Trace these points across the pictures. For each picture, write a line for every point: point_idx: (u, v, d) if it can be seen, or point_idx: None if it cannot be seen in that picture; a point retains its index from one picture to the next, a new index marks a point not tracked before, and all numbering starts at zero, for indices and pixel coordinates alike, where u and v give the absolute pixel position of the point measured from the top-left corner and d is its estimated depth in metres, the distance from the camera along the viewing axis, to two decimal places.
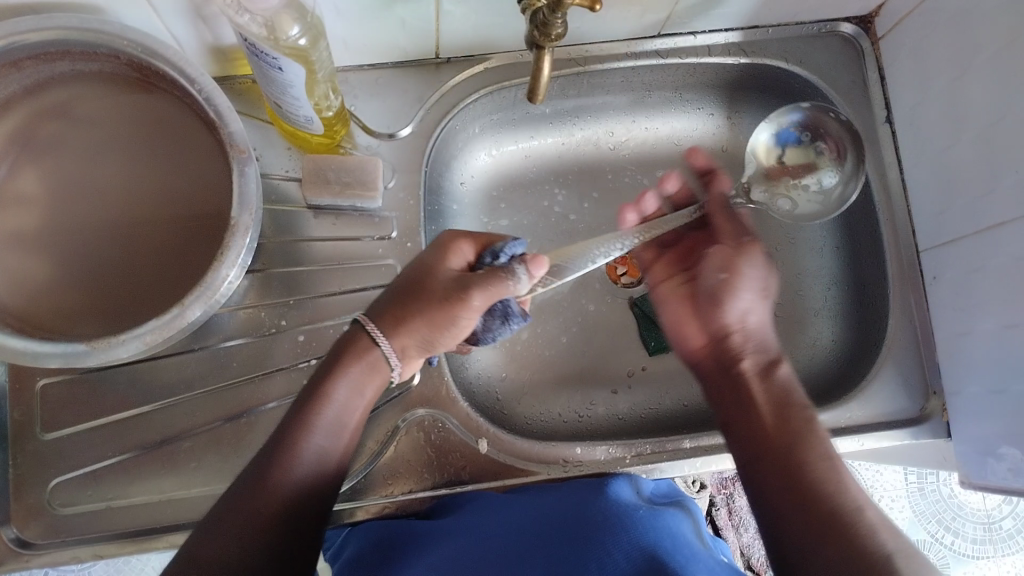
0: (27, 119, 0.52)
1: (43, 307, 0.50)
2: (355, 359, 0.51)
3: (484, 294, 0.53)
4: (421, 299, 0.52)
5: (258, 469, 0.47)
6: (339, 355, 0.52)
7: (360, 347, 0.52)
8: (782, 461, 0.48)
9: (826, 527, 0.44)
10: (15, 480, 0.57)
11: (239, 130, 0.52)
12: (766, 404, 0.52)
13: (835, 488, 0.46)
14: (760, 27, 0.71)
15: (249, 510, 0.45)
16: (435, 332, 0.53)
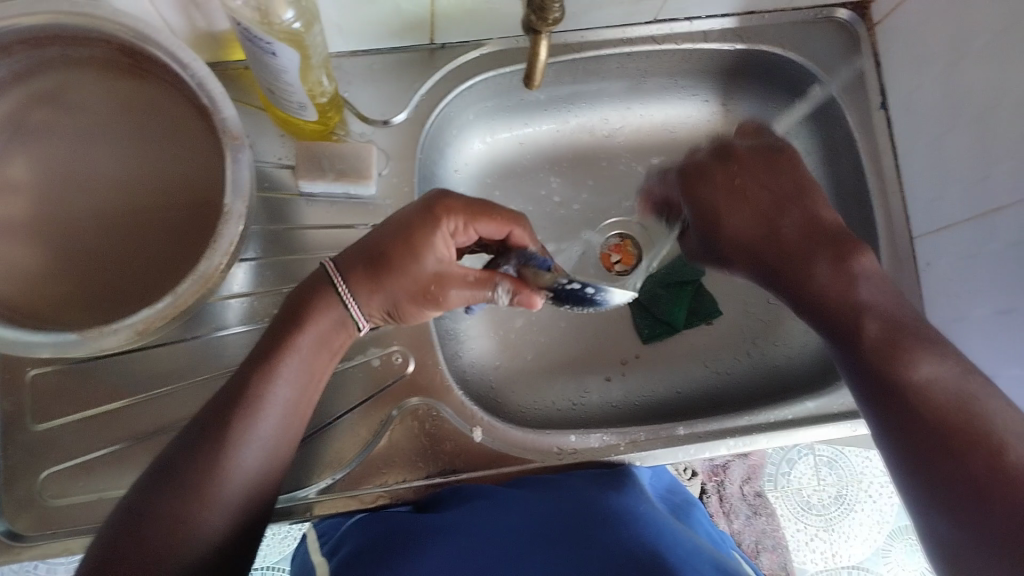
0: (16, 104, 0.51)
1: (32, 296, 0.49)
2: (308, 316, 0.51)
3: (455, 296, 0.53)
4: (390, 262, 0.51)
5: (179, 465, 0.47)
6: (296, 318, 0.51)
7: (318, 305, 0.51)
8: (875, 370, 0.53)
9: (959, 454, 0.47)
10: (5, 471, 0.56)
11: (233, 117, 0.52)
12: (835, 316, 0.57)
13: (931, 394, 0.50)
14: (756, 13, 0.71)
15: (191, 478, 0.46)
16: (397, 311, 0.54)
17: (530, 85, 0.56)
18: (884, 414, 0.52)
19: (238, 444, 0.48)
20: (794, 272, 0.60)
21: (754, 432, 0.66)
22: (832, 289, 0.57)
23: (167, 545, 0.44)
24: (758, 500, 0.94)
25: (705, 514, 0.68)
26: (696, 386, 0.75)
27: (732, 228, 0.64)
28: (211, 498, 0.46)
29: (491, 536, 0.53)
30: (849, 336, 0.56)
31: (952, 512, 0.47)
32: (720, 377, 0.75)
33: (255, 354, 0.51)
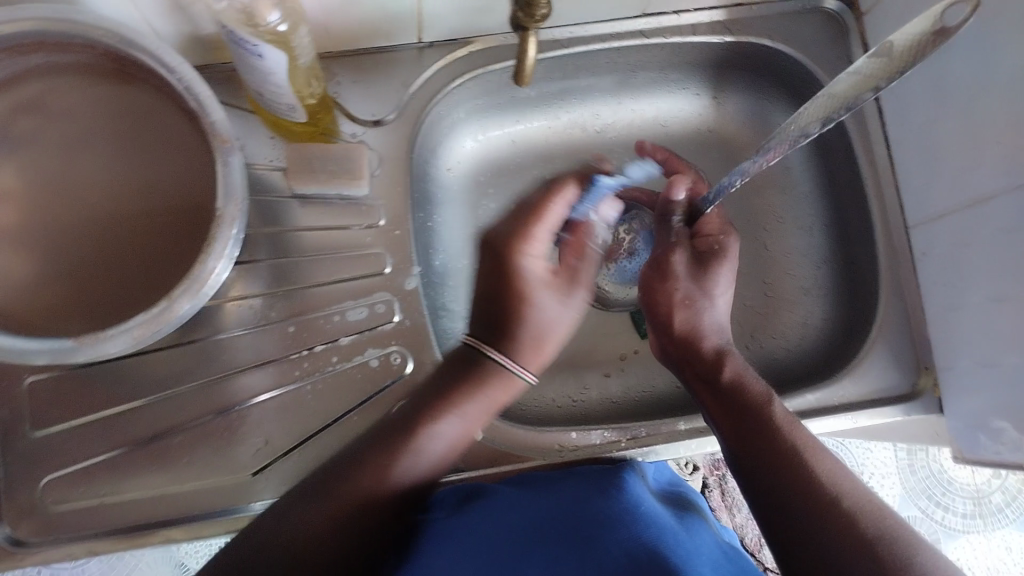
0: (5, 111, 0.52)
1: (27, 305, 0.49)
2: (491, 382, 0.54)
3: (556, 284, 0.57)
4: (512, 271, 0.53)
5: (359, 457, 0.50)
6: (464, 393, 0.53)
7: (489, 378, 0.54)
8: (757, 434, 0.51)
9: (816, 520, 0.46)
10: (4, 480, 0.56)
11: (222, 120, 0.51)
12: (721, 416, 0.54)
13: (813, 479, 0.48)
14: (745, 5, 0.70)
15: (340, 488, 0.49)
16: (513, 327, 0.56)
17: (519, 80, 0.55)
18: (753, 486, 0.50)
19: (415, 447, 0.51)
20: (699, 377, 0.56)
21: None
22: (746, 379, 0.55)
23: (302, 537, 0.48)
24: None
25: (709, 513, 0.66)
26: None
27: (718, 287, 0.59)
28: (380, 490, 0.50)
29: (474, 541, 0.52)
30: (725, 421, 0.54)
31: (778, 540, 0.48)
32: None
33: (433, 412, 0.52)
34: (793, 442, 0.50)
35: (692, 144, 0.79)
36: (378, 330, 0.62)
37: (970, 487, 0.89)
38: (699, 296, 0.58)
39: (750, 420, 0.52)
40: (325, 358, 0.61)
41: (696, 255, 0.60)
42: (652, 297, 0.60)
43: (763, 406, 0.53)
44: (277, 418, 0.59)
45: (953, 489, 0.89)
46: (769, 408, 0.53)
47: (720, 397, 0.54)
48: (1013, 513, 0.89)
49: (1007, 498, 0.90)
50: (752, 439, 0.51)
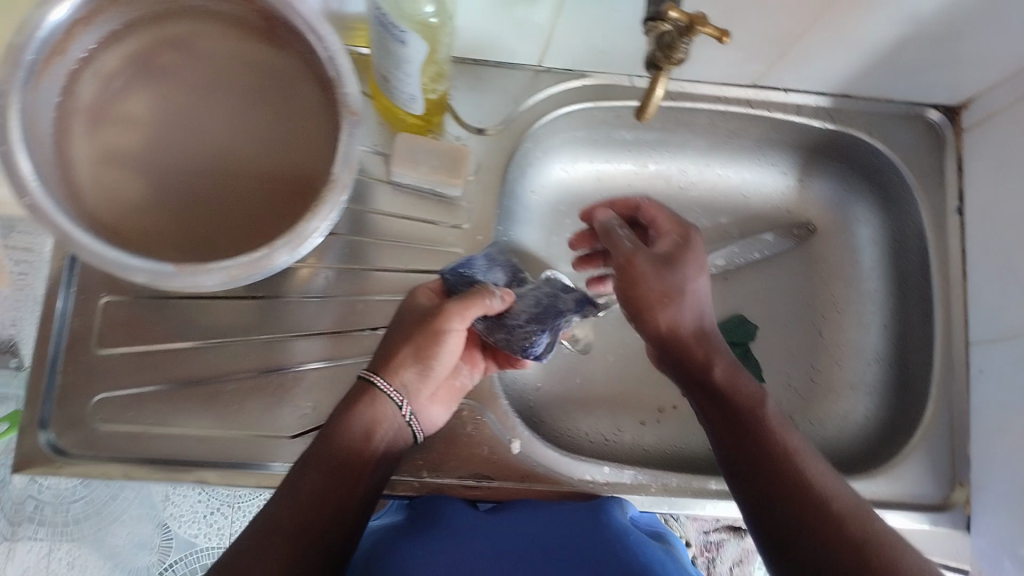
0: (146, 44, 0.54)
1: (129, 223, 0.52)
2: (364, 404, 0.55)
3: (457, 304, 0.57)
4: (401, 331, 0.57)
5: (271, 516, 0.50)
6: (347, 405, 0.55)
7: (365, 400, 0.55)
8: (771, 454, 0.53)
9: (841, 542, 0.49)
10: (62, 387, 0.58)
11: (355, 93, 0.54)
12: (728, 434, 0.55)
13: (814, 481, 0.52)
14: (851, 97, 0.73)
15: (267, 543, 0.48)
16: (422, 351, 0.57)
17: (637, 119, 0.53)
18: (760, 498, 0.52)
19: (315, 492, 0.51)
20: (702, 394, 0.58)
21: None
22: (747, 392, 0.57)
23: None
24: None
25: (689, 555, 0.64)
26: None
27: (702, 283, 0.60)
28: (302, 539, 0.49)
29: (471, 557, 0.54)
30: (729, 439, 0.55)
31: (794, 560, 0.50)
32: None
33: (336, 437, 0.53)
34: (799, 471, 0.53)
35: (768, 218, 0.80)
36: None
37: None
38: (679, 296, 0.59)
39: (762, 437, 0.54)
40: None
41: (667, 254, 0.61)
42: (638, 286, 0.60)
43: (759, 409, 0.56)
44: (327, 389, 0.61)
45: None
46: (774, 426, 0.55)
47: (731, 413, 0.56)
48: None
49: None
50: (766, 457, 0.53)
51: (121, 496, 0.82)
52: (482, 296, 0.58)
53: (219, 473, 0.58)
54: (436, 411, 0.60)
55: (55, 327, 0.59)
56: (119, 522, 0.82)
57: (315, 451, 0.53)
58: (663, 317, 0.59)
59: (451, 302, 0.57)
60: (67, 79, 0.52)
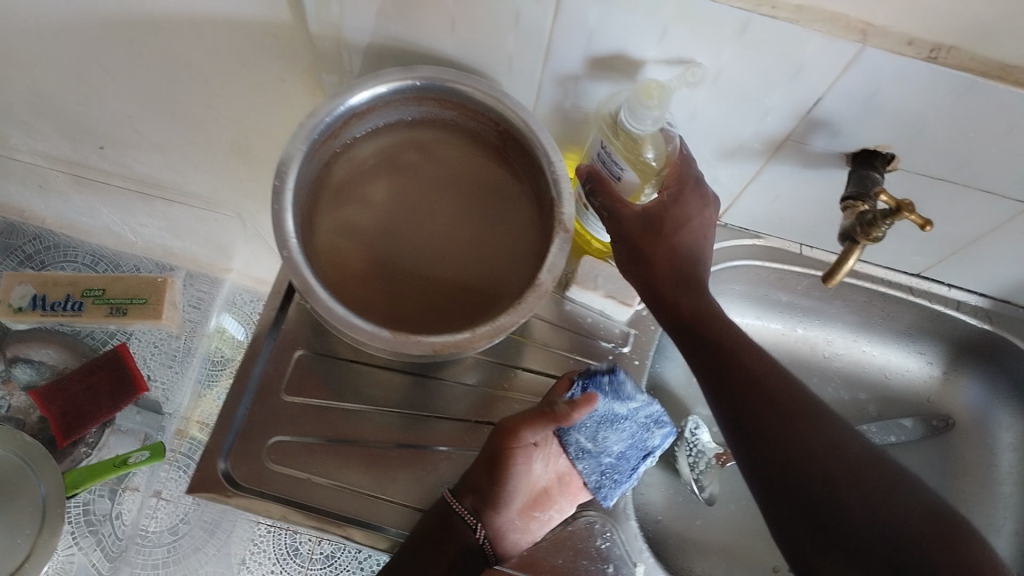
0: (396, 143, 0.63)
1: (352, 288, 0.59)
2: (442, 524, 0.58)
3: (524, 422, 0.59)
4: (484, 449, 0.60)
5: None
6: (429, 523, 0.59)
7: (445, 519, 0.58)
8: (834, 473, 0.53)
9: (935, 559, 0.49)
10: (246, 423, 0.64)
11: (570, 214, 0.59)
12: (788, 462, 0.54)
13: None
14: (1012, 305, 0.75)
15: None
16: (490, 473, 0.59)
17: (826, 282, 0.58)
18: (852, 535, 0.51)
19: None
20: (748, 391, 0.56)
21: None
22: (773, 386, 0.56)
23: None
24: None
25: None
26: None
27: (701, 214, 0.58)
28: None
29: None
30: (800, 462, 0.54)
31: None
32: None
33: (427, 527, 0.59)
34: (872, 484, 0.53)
35: (905, 400, 0.82)
36: None
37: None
38: (683, 228, 0.58)
39: (816, 450, 0.54)
40: None
41: (658, 204, 0.57)
42: (634, 237, 0.57)
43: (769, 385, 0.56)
44: None
45: None
46: (824, 427, 0.55)
47: (783, 428, 0.55)
48: None
49: None
50: (842, 473, 0.53)
51: (201, 552, 1.02)
52: (547, 413, 0.59)
53: (366, 534, 0.62)
54: (515, 537, 0.61)
55: (253, 369, 0.66)
56: (196, 572, 1.01)
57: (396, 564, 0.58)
58: (656, 254, 0.58)
59: (521, 419, 0.59)
60: (329, 159, 0.61)
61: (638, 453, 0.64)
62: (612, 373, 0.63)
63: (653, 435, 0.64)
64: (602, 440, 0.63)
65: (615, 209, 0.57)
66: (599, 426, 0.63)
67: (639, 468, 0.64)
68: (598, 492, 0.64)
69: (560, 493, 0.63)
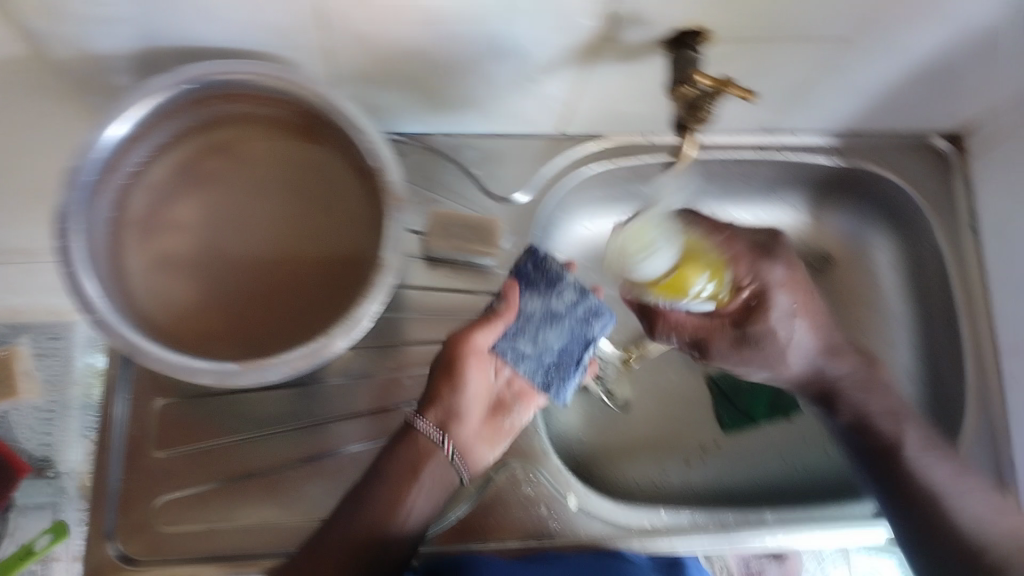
0: (192, 153, 0.56)
1: (187, 325, 0.53)
2: (405, 448, 0.57)
3: (473, 331, 0.57)
4: (441, 362, 0.59)
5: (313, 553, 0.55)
6: (392, 445, 0.58)
7: (408, 442, 0.57)
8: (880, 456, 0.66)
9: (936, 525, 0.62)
10: (125, 494, 0.59)
11: (397, 180, 0.54)
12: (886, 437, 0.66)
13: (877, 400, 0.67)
14: (857, 134, 0.75)
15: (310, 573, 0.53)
16: (450, 383, 0.58)
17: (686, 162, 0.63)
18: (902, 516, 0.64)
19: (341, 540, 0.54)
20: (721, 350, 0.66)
21: (841, 527, 0.66)
22: (830, 376, 0.68)
23: None
24: None
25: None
26: (772, 478, 0.77)
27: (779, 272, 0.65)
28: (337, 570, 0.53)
29: None
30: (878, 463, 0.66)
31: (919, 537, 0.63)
32: (795, 471, 0.77)
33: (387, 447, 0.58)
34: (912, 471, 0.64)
35: None
36: None
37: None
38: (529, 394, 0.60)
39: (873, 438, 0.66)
40: None
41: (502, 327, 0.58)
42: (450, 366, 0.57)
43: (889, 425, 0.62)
44: None
45: None
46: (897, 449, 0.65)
47: (881, 425, 0.66)
48: None
49: None
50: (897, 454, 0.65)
51: None
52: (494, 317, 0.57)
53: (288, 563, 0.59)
54: (480, 449, 0.60)
55: (113, 435, 0.60)
56: None
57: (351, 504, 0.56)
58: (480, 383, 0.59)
59: (468, 327, 0.58)
60: (121, 192, 0.53)
61: (583, 345, 0.58)
62: (539, 255, 0.58)
63: (593, 326, 0.57)
64: (543, 340, 0.58)
65: (464, 356, 0.57)
66: (538, 324, 0.57)
67: (585, 359, 0.59)
68: (549, 391, 0.59)
69: (514, 400, 0.61)
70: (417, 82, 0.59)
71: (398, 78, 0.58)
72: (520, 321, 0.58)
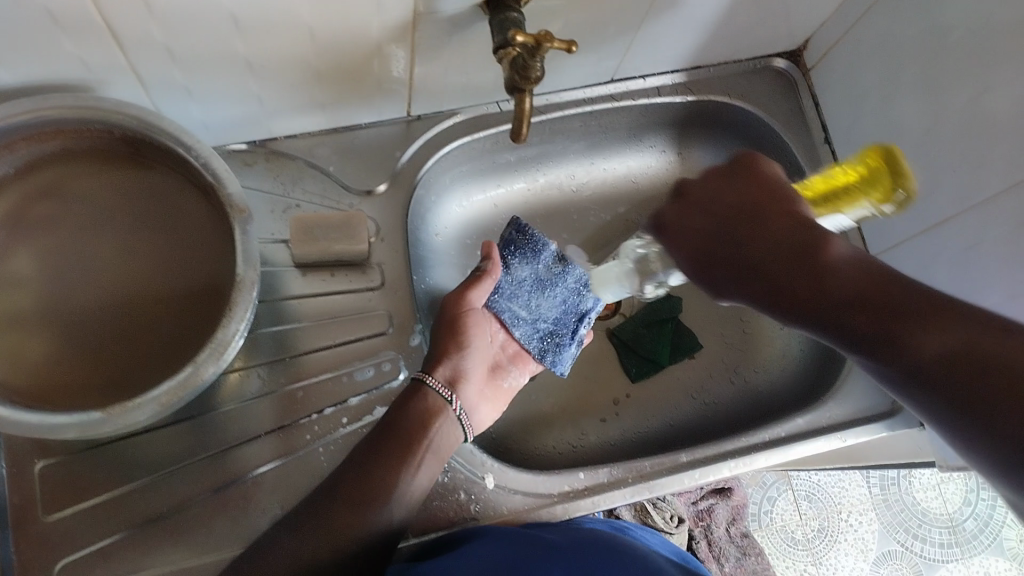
0: (17, 202, 0.53)
1: (44, 380, 0.50)
2: (417, 401, 0.58)
3: (466, 291, 0.63)
4: (439, 328, 0.63)
5: (306, 513, 0.51)
6: (400, 403, 0.58)
7: (416, 396, 0.58)
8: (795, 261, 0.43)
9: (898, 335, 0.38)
10: (19, 567, 0.56)
11: (238, 191, 0.54)
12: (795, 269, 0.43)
13: (729, 185, 0.49)
14: (701, 67, 0.77)
15: (313, 540, 0.50)
16: (453, 342, 0.62)
17: (516, 143, 0.58)
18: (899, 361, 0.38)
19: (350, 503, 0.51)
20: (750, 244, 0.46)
21: (752, 452, 0.68)
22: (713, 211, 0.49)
23: None
24: (745, 540, 1.00)
25: (659, 543, 0.63)
26: (686, 418, 0.78)
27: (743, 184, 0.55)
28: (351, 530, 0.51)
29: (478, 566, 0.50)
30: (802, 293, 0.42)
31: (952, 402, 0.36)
32: (708, 408, 0.79)
33: (374, 438, 0.56)
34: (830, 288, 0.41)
35: (659, 197, 0.83)
36: (386, 388, 0.64)
37: (943, 517, 1.12)
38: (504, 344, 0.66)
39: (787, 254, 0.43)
40: (336, 420, 0.63)
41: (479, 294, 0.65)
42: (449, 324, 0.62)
43: (811, 249, 0.43)
44: (289, 483, 0.60)
45: (928, 521, 1.12)
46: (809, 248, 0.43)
47: (756, 245, 0.45)
48: (987, 539, 1.12)
49: (981, 523, 1.13)
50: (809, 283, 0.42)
51: None
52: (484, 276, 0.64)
53: None
54: (484, 409, 0.64)
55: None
56: None
57: (353, 468, 0.53)
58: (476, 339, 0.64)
59: (459, 289, 0.63)
60: None
61: (574, 316, 0.67)
62: (521, 224, 0.65)
63: (584, 297, 0.66)
64: (535, 307, 0.66)
65: (452, 306, 0.63)
66: (530, 292, 0.66)
67: (579, 331, 0.67)
68: (546, 359, 0.67)
69: (511, 364, 0.68)
70: (246, 87, 0.57)
71: (225, 85, 0.56)
72: (513, 288, 0.65)
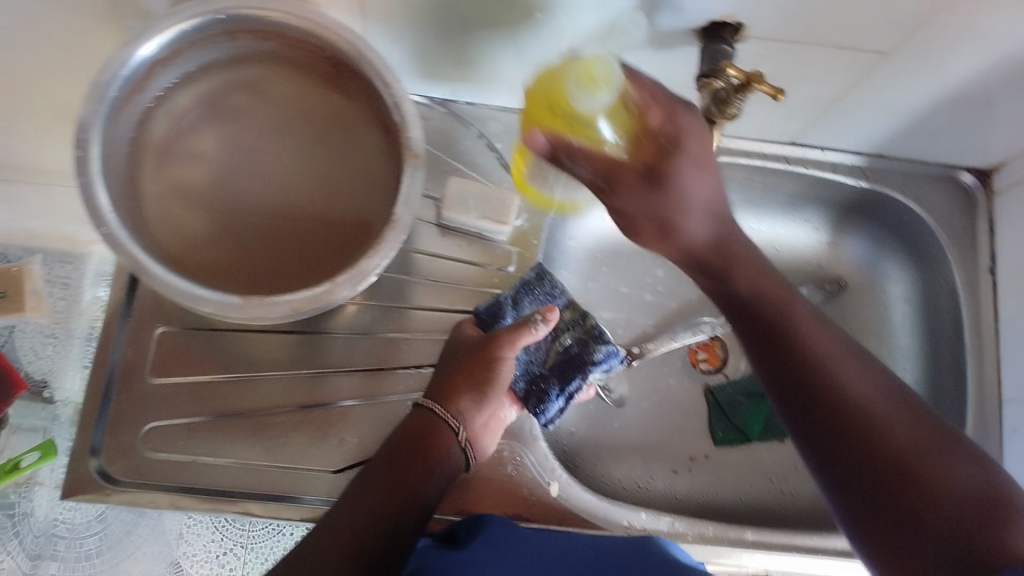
0: (217, 87, 0.56)
1: (193, 255, 0.54)
2: (424, 434, 0.55)
3: (508, 339, 0.58)
4: (465, 365, 0.58)
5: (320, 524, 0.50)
6: (408, 435, 0.55)
7: (427, 429, 0.55)
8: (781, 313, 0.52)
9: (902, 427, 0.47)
10: (114, 414, 0.59)
11: (418, 138, 0.55)
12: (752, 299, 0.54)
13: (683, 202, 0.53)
14: (885, 157, 0.75)
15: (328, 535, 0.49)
16: (478, 385, 0.57)
17: None
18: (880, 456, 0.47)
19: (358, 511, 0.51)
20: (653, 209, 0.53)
21: (818, 553, 0.66)
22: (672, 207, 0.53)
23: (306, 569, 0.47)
24: None
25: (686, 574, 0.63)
26: (757, 498, 0.76)
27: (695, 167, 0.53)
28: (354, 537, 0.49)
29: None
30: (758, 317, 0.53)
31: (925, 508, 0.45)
32: (783, 495, 0.76)
33: (383, 461, 0.54)
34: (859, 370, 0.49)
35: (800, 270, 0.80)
36: None
37: None
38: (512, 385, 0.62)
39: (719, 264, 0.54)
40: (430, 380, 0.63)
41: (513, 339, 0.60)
42: (477, 368, 0.58)
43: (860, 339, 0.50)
44: (369, 424, 0.61)
45: None
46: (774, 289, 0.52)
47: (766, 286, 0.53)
48: None
49: None
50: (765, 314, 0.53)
51: None
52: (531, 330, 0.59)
53: (267, 505, 0.59)
54: (487, 443, 0.60)
55: (109, 357, 0.61)
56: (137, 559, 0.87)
57: (365, 483, 0.53)
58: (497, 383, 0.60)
59: (500, 334, 0.59)
60: (143, 115, 0.54)
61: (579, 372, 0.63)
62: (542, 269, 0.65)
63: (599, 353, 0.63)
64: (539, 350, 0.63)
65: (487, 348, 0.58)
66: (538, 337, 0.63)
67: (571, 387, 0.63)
68: (529, 403, 0.62)
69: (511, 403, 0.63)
70: (451, 45, 0.59)
71: (434, 36, 0.58)
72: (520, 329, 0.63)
